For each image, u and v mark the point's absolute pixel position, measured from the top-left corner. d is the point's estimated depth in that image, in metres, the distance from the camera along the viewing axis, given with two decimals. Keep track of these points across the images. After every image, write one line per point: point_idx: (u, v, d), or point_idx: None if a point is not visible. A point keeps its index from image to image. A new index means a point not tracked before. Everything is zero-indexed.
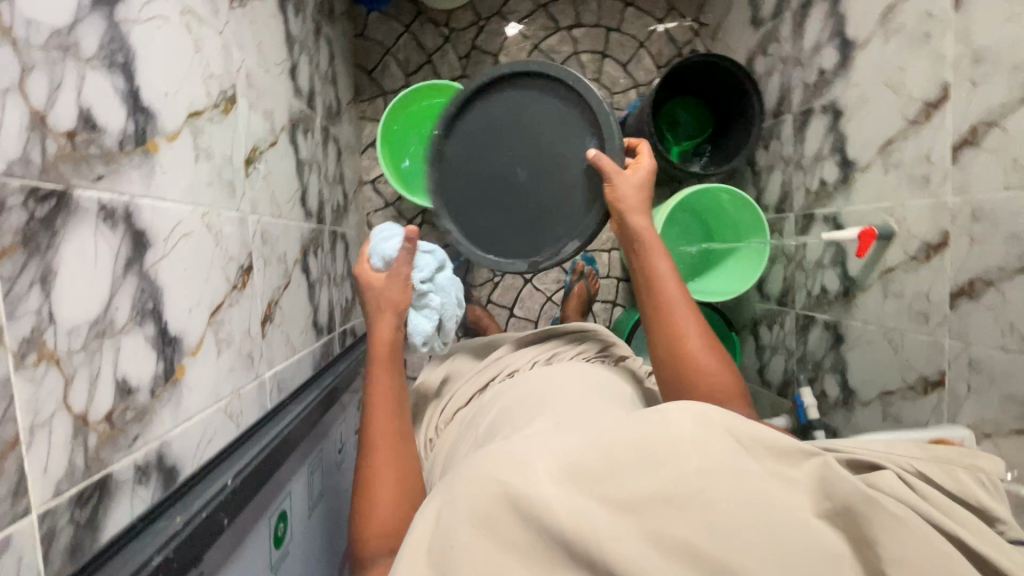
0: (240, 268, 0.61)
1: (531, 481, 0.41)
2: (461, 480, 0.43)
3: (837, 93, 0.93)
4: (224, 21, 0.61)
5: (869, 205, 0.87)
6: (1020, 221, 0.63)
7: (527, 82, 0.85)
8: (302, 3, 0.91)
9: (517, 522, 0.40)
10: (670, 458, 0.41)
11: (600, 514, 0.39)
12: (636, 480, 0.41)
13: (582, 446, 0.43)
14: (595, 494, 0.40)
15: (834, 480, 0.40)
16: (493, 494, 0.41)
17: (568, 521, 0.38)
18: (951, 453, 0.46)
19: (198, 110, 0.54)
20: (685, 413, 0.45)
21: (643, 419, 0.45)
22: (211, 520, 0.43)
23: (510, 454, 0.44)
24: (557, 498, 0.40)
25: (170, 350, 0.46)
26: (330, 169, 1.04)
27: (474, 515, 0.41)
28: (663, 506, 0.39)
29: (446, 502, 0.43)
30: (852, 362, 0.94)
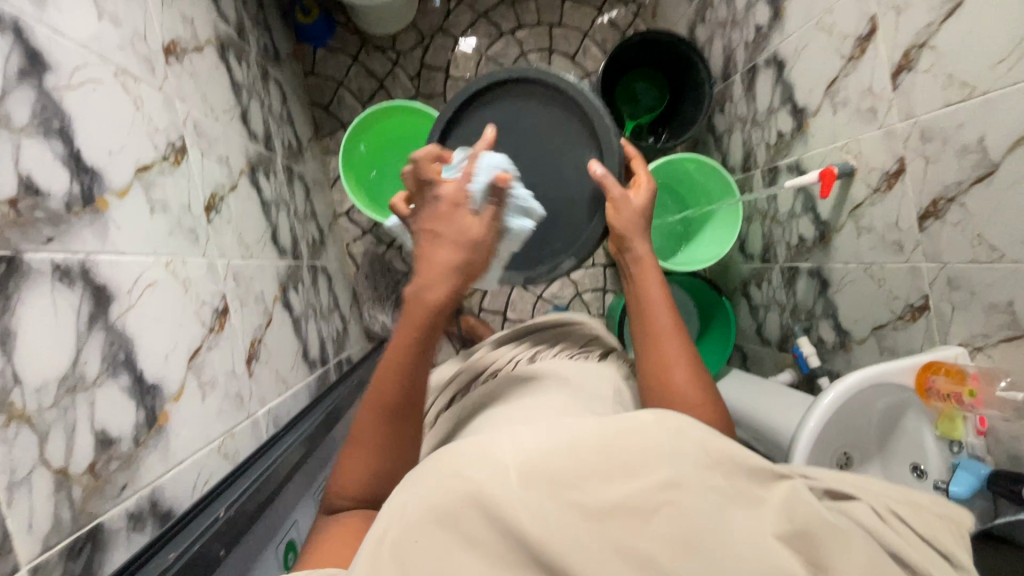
0: (215, 311, 0.62)
1: (499, 480, 0.40)
2: (429, 477, 0.42)
3: (776, 45, 0.94)
4: (162, 76, 0.63)
5: (826, 148, 0.88)
6: (966, 132, 0.64)
7: (524, 92, 0.86)
8: (244, 51, 0.94)
9: (481, 522, 0.39)
10: (636, 468, 0.42)
11: (564, 519, 0.39)
12: (602, 488, 0.40)
13: (550, 445, 0.43)
14: (561, 497, 0.40)
15: (803, 508, 0.41)
16: (460, 494, 0.40)
17: (532, 525, 0.38)
18: (928, 501, 0.49)
19: (146, 164, 0.55)
20: (658, 422, 0.45)
21: (616, 425, 0.44)
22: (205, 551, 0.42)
23: (479, 448, 0.43)
24: (522, 499, 0.39)
25: (150, 399, 0.47)
26: (299, 206, 1.06)
27: (439, 516, 0.39)
28: (625, 517, 0.39)
29: (414, 499, 0.41)
30: (841, 304, 0.94)
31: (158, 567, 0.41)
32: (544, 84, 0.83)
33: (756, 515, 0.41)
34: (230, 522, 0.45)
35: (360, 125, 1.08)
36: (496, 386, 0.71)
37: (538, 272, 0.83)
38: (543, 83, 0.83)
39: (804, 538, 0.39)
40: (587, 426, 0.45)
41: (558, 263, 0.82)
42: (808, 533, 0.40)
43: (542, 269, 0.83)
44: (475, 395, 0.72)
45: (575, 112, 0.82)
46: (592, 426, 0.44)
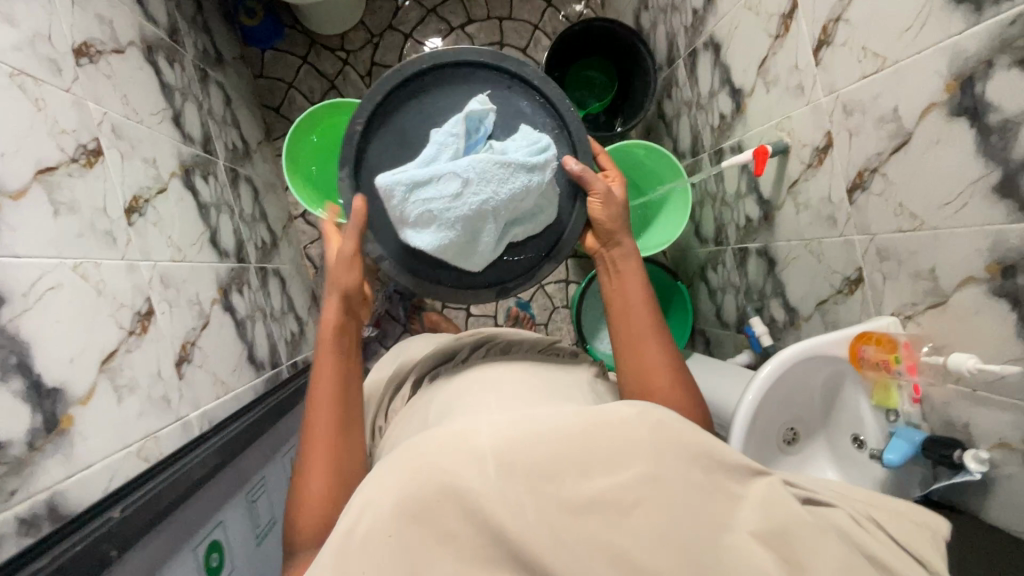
0: (136, 314, 0.61)
1: (475, 472, 0.39)
2: (404, 468, 0.40)
3: (712, 27, 0.94)
4: (71, 78, 0.62)
5: (762, 127, 0.88)
6: (882, 103, 0.65)
7: (466, 77, 0.74)
8: (177, 53, 0.93)
9: (457, 517, 0.38)
10: (618, 463, 0.41)
11: (539, 518, 0.38)
12: (582, 482, 0.40)
13: (527, 435, 0.41)
14: (537, 492, 0.39)
15: (777, 504, 0.42)
16: (432, 484, 0.39)
17: (507, 519, 0.38)
18: (907, 508, 0.49)
19: (50, 166, 0.54)
20: (632, 411, 0.44)
21: (599, 418, 0.43)
22: (85, 555, 0.42)
23: (457, 436, 0.41)
24: (499, 493, 0.38)
25: (49, 402, 0.46)
26: (245, 209, 1.05)
27: (412, 509, 0.38)
28: (604, 511, 0.39)
29: (387, 492, 0.39)
30: (788, 281, 0.94)
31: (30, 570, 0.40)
32: (488, 70, 0.75)
33: (731, 509, 0.41)
34: (122, 522, 0.45)
35: (302, 124, 1.08)
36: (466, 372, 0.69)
37: (512, 277, 0.77)
38: (486, 68, 0.75)
39: (780, 538, 0.40)
40: (567, 416, 0.43)
41: (538, 270, 0.77)
42: (785, 535, 0.40)
43: (520, 278, 0.77)
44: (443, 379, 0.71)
45: (536, 99, 0.75)
46: (571, 416, 0.43)
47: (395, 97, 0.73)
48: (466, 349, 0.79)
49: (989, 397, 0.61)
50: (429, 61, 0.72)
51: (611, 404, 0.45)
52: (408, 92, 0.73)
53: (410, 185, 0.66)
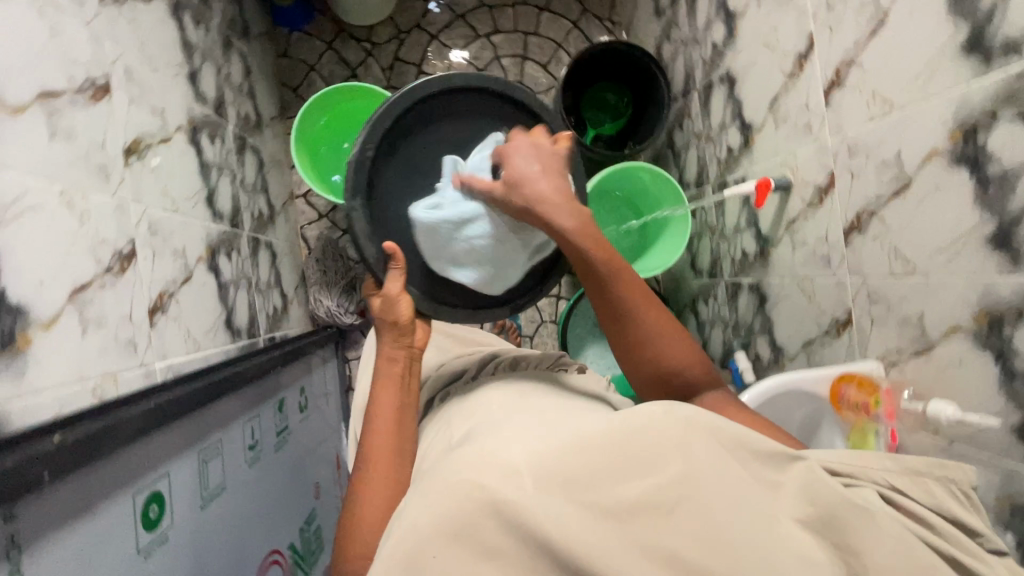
0: (117, 253, 0.60)
1: (511, 483, 0.38)
2: (435, 484, 0.39)
3: (729, 62, 0.96)
4: (93, 14, 0.62)
5: (768, 162, 0.90)
6: (886, 147, 0.66)
7: (472, 108, 0.76)
8: (204, 15, 0.94)
9: (498, 530, 0.37)
10: (653, 464, 0.39)
11: (587, 524, 0.36)
12: (619, 486, 0.38)
13: (557, 447, 0.40)
14: (575, 498, 0.38)
15: (819, 487, 0.40)
16: (467, 501, 0.37)
17: (552, 528, 0.36)
18: (928, 466, 0.47)
19: (55, 92, 0.54)
20: (651, 411, 0.42)
21: (630, 422, 0.41)
22: (22, 469, 0.38)
23: (488, 454, 0.40)
24: (539, 502, 0.37)
25: (10, 319, 0.44)
26: (247, 177, 1.04)
27: (453, 526, 0.37)
28: (648, 517, 0.37)
29: (424, 510, 0.38)
30: (776, 319, 0.94)
31: None
32: (490, 98, 0.76)
33: (772, 499, 0.40)
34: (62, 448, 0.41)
35: (313, 105, 1.08)
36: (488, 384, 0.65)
37: (523, 295, 0.78)
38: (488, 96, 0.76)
39: (827, 521, 0.39)
40: (597, 424, 0.42)
41: (543, 284, 0.78)
42: (835, 515, 0.39)
43: (527, 295, 0.78)
44: (457, 396, 0.67)
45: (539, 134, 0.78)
46: (602, 426, 0.41)
47: (401, 122, 0.72)
48: (475, 366, 0.76)
49: (964, 450, 0.61)
50: (433, 86, 0.72)
51: (636, 408, 0.43)
52: (416, 121, 0.74)
53: (455, 222, 0.68)
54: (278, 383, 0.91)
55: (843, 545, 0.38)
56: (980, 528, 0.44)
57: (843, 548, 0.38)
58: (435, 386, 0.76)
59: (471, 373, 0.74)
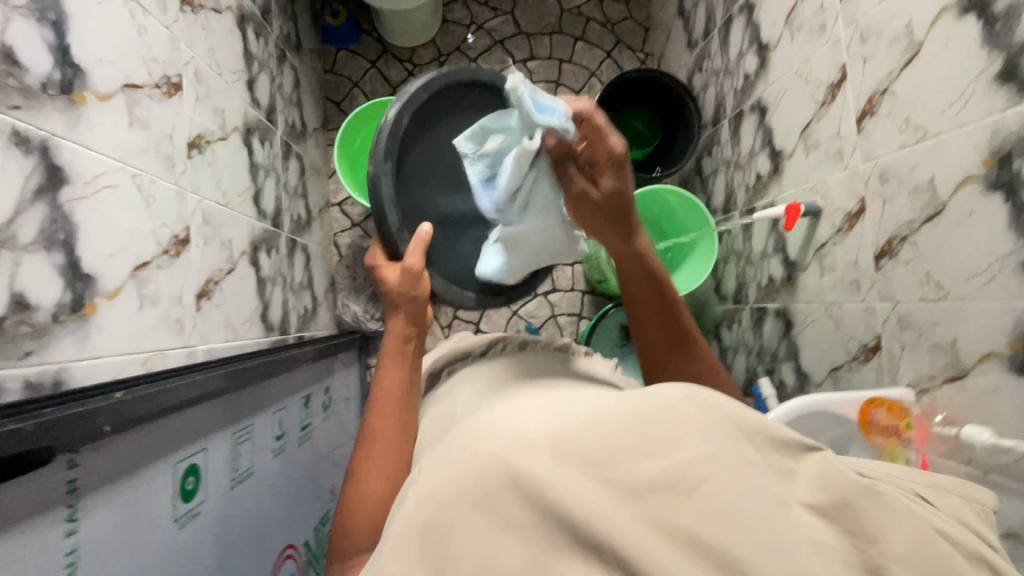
0: (173, 237, 0.63)
1: (530, 457, 0.33)
2: (450, 455, 0.35)
3: (761, 91, 0.99)
4: (172, 18, 0.67)
5: (798, 188, 0.91)
6: (919, 173, 0.67)
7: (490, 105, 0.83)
8: (265, 29, 1.00)
9: (519, 504, 0.32)
10: (673, 443, 0.34)
11: (607, 500, 0.31)
12: (641, 464, 0.33)
13: (571, 420, 0.36)
14: (597, 474, 0.32)
15: (836, 477, 0.34)
16: (482, 470, 0.33)
17: (570, 501, 0.31)
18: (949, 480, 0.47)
19: (136, 84, 0.59)
20: (677, 392, 0.37)
21: (645, 398, 0.37)
22: (86, 419, 0.40)
23: (502, 426, 0.36)
24: (555, 475, 0.32)
25: (80, 285, 0.47)
26: (290, 181, 1.09)
27: (467, 499, 0.32)
28: (668, 496, 0.32)
29: (440, 479, 0.33)
30: (802, 344, 0.93)
31: (32, 408, 0.38)
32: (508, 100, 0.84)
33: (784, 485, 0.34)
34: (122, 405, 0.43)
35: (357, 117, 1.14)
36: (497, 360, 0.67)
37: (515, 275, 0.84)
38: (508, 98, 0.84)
39: (841, 510, 0.33)
40: (614, 398, 0.37)
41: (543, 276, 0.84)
42: (850, 504, 0.33)
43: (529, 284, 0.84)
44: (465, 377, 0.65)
45: None
46: (615, 401, 0.37)
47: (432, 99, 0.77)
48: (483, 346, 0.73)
49: (1000, 481, 0.59)
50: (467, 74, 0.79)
51: (654, 386, 0.38)
52: (439, 112, 0.79)
53: None
54: (305, 379, 0.93)
55: (856, 532, 0.33)
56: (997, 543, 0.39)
57: (857, 535, 0.33)
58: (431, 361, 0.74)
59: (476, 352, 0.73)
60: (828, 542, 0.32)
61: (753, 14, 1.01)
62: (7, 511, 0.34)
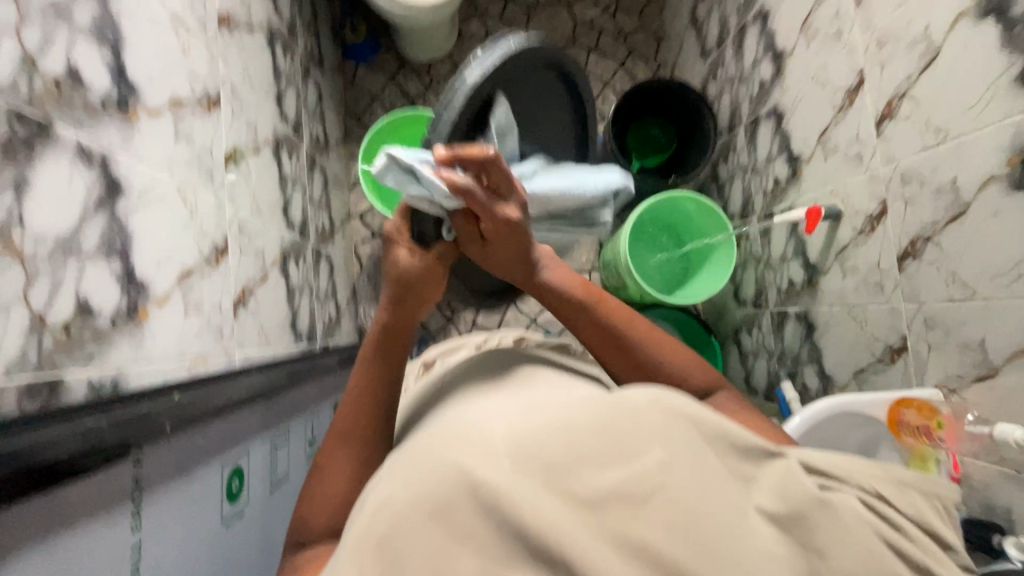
0: (214, 246, 0.66)
1: (491, 465, 0.33)
2: (417, 462, 0.35)
3: (777, 98, 1.01)
4: (212, 37, 0.70)
5: (817, 192, 0.92)
6: (940, 174, 0.68)
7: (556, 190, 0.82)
8: (291, 45, 1.03)
9: (478, 513, 0.32)
10: (630, 452, 0.34)
11: (559, 510, 0.32)
12: (597, 472, 0.34)
13: (535, 428, 0.36)
14: (553, 484, 0.33)
15: (795, 486, 0.36)
16: (444, 477, 0.33)
17: (524, 511, 0.31)
18: (915, 477, 0.42)
19: (181, 101, 0.61)
20: (644, 397, 0.38)
21: (608, 406, 0.37)
22: (152, 418, 0.42)
23: (468, 433, 0.37)
24: (516, 485, 0.32)
25: (134, 292, 0.50)
26: (315, 192, 1.12)
27: (428, 505, 0.32)
28: (619, 507, 0.33)
29: (405, 485, 0.34)
30: (825, 348, 0.94)
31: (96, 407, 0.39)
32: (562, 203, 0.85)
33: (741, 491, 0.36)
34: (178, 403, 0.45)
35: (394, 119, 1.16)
36: (487, 360, 0.60)
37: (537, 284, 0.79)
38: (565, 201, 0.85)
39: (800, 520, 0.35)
40: (580, 405, 0.38)
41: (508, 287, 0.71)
42: (802, 514, 0.35)
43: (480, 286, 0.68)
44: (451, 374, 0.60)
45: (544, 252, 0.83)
46: (584, 407, 0.37)
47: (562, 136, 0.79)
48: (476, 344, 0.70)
49: None
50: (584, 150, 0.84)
51: (622, 391, 0.39)
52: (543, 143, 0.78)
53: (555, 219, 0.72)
54: (336, 384, 0.95)
55: (810, 545, 0.34)
56: (954, 544, 0.39)
57: (811, 549, 0.34)
58: (427, 351, 0.73)
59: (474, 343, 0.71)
60: (783, 556, 0.33)
61: (767, 23, 1.02)
62: (80, 502, 0.37)
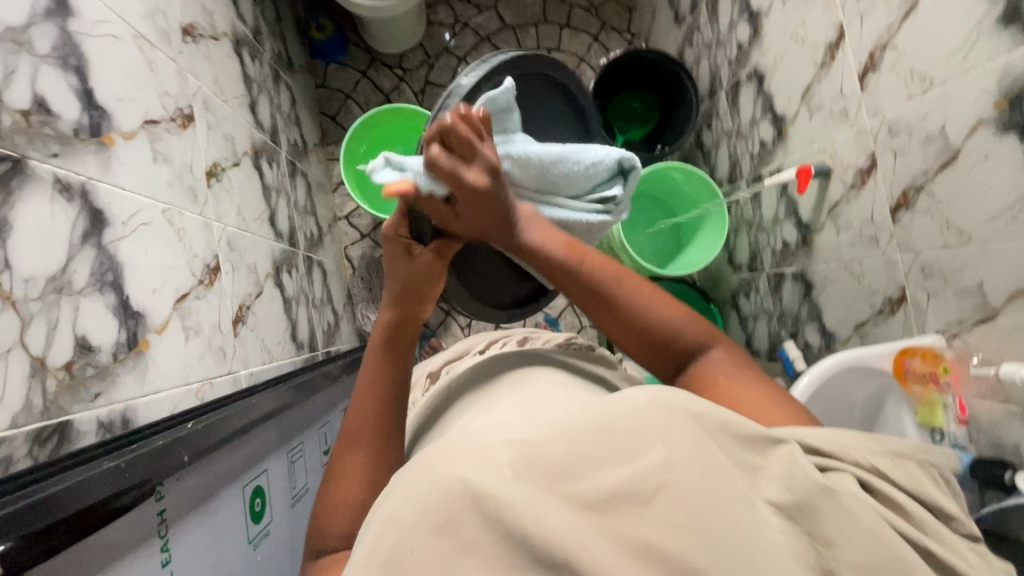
0: (206, 266, 0.64)
1: (490, 473, 0.28)
2: (412, 474, 0.29)
3: (756, 59, 1.00)
4: (177, 50, 0.68)
5: (805, 150, 0.91)
6: (928, 123, 0.68)
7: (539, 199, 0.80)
8: (258, 51, 1.00)
9: (481, 524, 0.27)
10: (636, 448, 0.29)
11: (563, 516, 0.27)
12: (607, 473, 0.29)
13: (531, 427, 0.30)
14: (552, 489, 0.28)
15: (797, 473, 0.30)
16: (444, 487, 0.28)
17: (525, 520, 0.26)
18: (909, 447, 0.37)
19: (154, 119, 0.59)
20: (643, 389, 0.33)
21: (610, 400, 0.32)
22: (171, 451, 0.42)
23: (465, 438, 0.31)
24: (521, 495, 0.27)
25: (132, 323, 0.49)
26: (299, 199, 1.10)
27: (428, 519, 0.27)
28: (626, 510, 0.28)
29: (405, 497, 0.28)
30: (824, 304, 0.94)
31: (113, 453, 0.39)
32: None
33: (749, 484, 0.30)
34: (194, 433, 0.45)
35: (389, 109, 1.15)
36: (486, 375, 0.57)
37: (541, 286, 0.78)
38: None
39: (811, 508, 0.29)
40: (576, 406, 0.32)
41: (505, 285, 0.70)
42: (809, 504, 0.29)
43: None
44: (457, 389, 0.58)
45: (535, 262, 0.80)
46: (581, 403, 0.32)
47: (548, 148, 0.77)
48: (478, 349, 0.69)
49: None
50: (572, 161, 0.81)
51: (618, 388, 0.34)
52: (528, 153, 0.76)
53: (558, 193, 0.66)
54: (345, 390, 0.94)
55: (817, 534, 0.29)
56: (958, 516, 0.35)
57: (817, 537, 0.29)
58: (431, 364, 0.70)
59: (476, 350, 0.69)
60: (789, 544, 0.28)
61: None
62: (110, 547, 0.37)
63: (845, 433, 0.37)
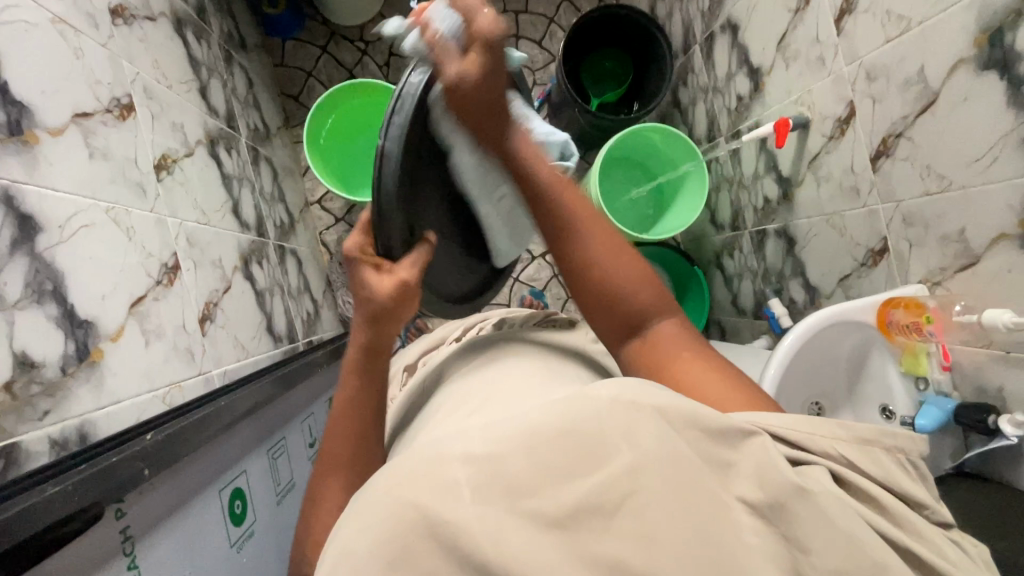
0: (164, 266, 0.61)
1: (446, 497, 0.26)
2: (366, 502, 0.28)
3: (729, 9, 0.96)
4: (107, 35, 0.63)
5: (782, 102, 0.89)
6: (906, 65, 0.65)
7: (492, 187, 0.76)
8: (204, 30, 0.94)
9: (439, 551, 0.26)
10: (600, 455, 0.28)
11: (524, 534, 0.26)
12: (571, 485, 0.27)
13: (491, 439, 0.29)
14: (514, 507, 0.27)
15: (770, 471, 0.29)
16: (398, 515, 0.26)
17: (484, 543, 0.25)
18: (877, 432, 0.36)
19: (86, 111, 0.55)
20: (609, 389, 0.31)
21: (574, 403, 0.30)
22: (126, 464, 0.41)
23: (421, 456, 0.29)
24: (480, 519, 0.26)
25: (81, 333, 0.46)
26: (265, 186, 1.05)
27: (386, 551, 0.26)
28: (590, 521, 0.27)
29: (359, 529, 0.27)
30: (808, 260, 0.93)
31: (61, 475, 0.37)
32: None
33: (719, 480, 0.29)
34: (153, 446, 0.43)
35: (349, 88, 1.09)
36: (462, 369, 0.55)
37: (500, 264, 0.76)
38: None
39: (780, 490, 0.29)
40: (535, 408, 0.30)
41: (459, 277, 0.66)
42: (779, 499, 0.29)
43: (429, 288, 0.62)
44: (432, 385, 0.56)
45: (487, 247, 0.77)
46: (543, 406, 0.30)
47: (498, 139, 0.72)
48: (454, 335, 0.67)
49: (1017, 357, 0.61)
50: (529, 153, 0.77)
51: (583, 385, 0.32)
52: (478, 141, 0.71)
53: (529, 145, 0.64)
54: (328, 379, 0.93)
55: (785, 516, 0.28)
56: (928, 502, 0.34)
57: (785, 520, 0.28)
58: (407, 357, 0.68)
59: (452, 337, 0.67)
60: (753, 530, 0.27)
61: None
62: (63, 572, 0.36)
63: (809, 418, 0.35)
